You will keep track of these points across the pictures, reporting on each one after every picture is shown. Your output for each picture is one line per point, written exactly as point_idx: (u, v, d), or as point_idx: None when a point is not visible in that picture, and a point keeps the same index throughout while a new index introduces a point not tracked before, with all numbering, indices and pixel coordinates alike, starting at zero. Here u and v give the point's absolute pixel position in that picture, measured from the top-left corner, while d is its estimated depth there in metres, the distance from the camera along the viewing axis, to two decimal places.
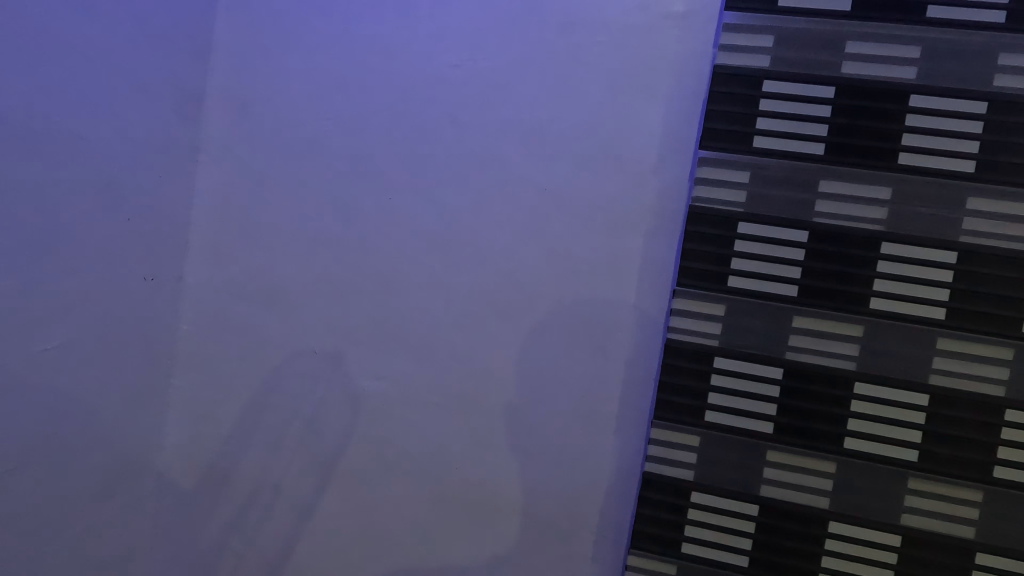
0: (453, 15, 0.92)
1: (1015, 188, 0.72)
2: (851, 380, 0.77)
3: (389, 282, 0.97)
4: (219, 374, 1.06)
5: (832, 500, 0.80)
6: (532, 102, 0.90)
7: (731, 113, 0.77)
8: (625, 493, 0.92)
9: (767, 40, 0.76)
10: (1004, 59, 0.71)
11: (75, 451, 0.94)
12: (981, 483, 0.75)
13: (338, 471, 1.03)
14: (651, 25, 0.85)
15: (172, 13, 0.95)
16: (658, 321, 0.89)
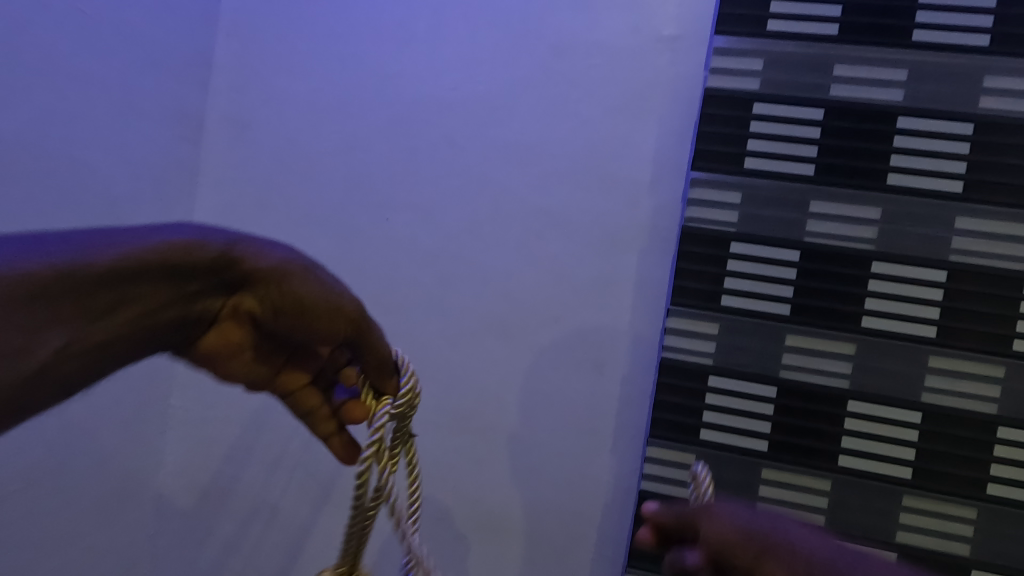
0: (449, 37, 0.93)
1: (1002, 208, 0.73)
2: (844, 399, 0.78)
3: (386, 302, 0.98)
4: (219, 393, 1.07)
5: (827, 518, 0.80)
6: (528, 122, 0.91)
7: (722, 135, 0.79)
8: (623, 512, 0.92)
9: (757, 64, 0.78)
10: (989, 81, 0.73)
11: (76, 473, 0.93)
12: (976, 500, 0.76)
13: (336, 491, 1.03)
14: (643, 49, 0.87)
15: (172, 37, 0.96)
16: (654, 339, 0.89)
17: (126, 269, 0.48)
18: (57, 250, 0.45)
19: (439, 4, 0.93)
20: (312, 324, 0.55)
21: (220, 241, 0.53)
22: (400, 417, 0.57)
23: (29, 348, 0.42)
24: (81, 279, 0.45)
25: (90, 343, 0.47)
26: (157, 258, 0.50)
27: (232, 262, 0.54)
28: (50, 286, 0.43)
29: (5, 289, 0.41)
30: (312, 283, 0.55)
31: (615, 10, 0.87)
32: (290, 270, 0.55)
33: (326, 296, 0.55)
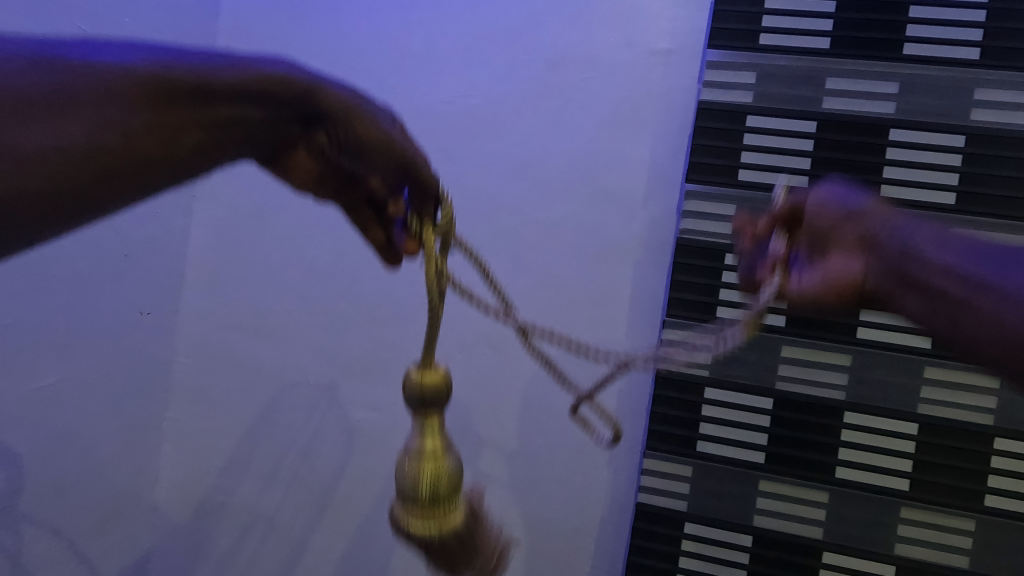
0: (443, 52, 0.94)
1: (993, 219, 0.74)
2: (840, 410, 0.78)
3: (382, 314, 0.97)
4: (214, 406, 1.06)
5: (825, 531, 0.80)
6: (523, 135, 0.92)
7: (716, 148, 0.80)
8: (620, 525, 0.91)
9: (750, 77, 0.79)
10: (979, 94, 0.73)
11: (71, 489, 0.92)
12: (974, 512, 0.75)
13: (331, 505, 1.02)
14: (637, 62, 0.88)
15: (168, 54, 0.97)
16: (649, 351, 0.89)
17: (241, 89, 0.52)
18: (187, 60, 0.49)
19: (434, 19, 0.94)
20: (371, 164, 0.61)
21: (316, 79, 0.57)
22: (443, 232, 0.62)
23: (143, 138, 0.45)
24: (205, 90, 0.49)
25: (199, 141, 0.49)
26: (258, 81, 0.53)
27: (322, 100, 0.57)
28: (167, 91, 0.46)
29: (156, 87, 0.46)
30: (375, 126, 0.60)
31: (608, 24, 0.88)
32: (361, 114, 0.60)
33: (386, 144, 0.60)
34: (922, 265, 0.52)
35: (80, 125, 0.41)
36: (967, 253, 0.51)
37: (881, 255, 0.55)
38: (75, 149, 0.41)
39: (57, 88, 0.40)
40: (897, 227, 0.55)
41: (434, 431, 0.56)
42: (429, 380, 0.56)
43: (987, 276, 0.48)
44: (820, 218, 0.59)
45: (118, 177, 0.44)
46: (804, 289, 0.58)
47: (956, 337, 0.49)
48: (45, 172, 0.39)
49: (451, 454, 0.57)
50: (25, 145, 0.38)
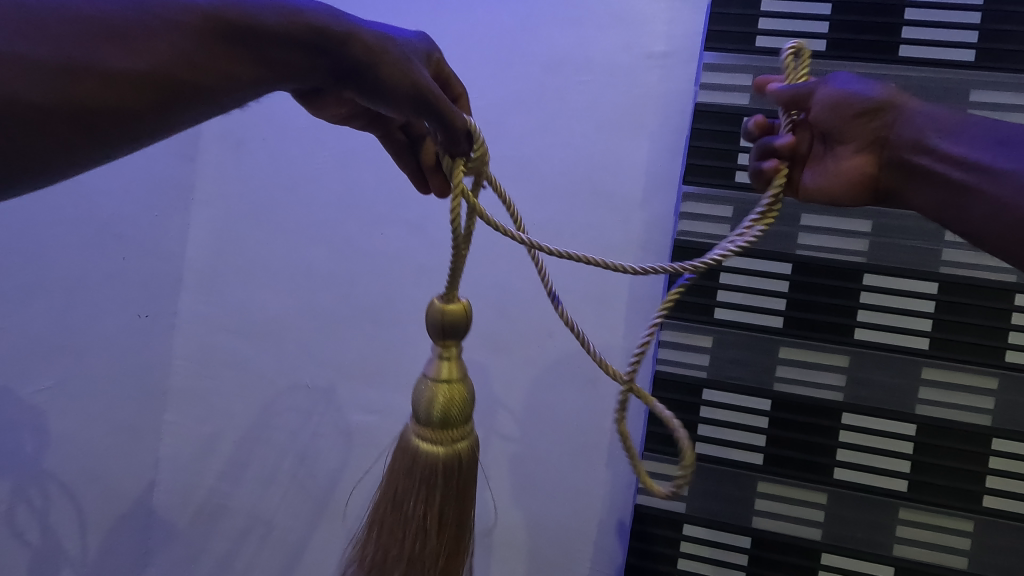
0: (441, 56, 0.95)
1: None
2: (838, 411, 0.78)
3: (380, 317, 0.97)
4: (212, 408, 1.06)
5: (824, 532, 0.80)
6: (521, 138, 0.92)
7: (713, 150, 0.80)
8: (619, 527, 0.91)
9: (746, 79, 0.79)
10: (976, 95, 0.74)
11: (71, 492, 0.92)
12: (973, 513, 0.75)
13: (330, 507, 1.02)
14: (633, 64, 0.88)
15: None
16: (647, 352, 0.89)
17: (290, 32, 0.47)
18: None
19: (433, 23, 0.95)
20: (392, 105, 0.51)
21: (359, 23, 0.50)
22: (477, 168, 0.55)
23: (204, 68, 0.45)
24: (250, 28, 0.46)
25: (252, 77, 0.47)
26: (300, 27, 0.48)
27: (358, 46, 0.49)
28: (223, 26, 0.45)
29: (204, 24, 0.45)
30: (401, 64, 0.50)
31: (605, 27, 0.88)
32: (390, 59, 0.50)
33: (407, 76, 0.50)
34: (931, 157, 0.55)
35: (142, 49, 0.42)
36: (974, 139, 0.54)
37: (891, 151, 0.57)
38: (137, 73, 0.42)
39: (124, 14, 0.42)
40: (905, 118, 0.57)
41: (452, 358, 0.55)
42: (452, 310, 0.54)
43: (1011, 155, 0.51)
44: (834, 102, 0.58)
45: (176, 105, 0.44)
46: (819, 168, 0.60)
47: (967, 226, 0.54)
48: (106, 93, 0.41)
49: (467, 380, 0.56)
50: (94, 67, 0.40)
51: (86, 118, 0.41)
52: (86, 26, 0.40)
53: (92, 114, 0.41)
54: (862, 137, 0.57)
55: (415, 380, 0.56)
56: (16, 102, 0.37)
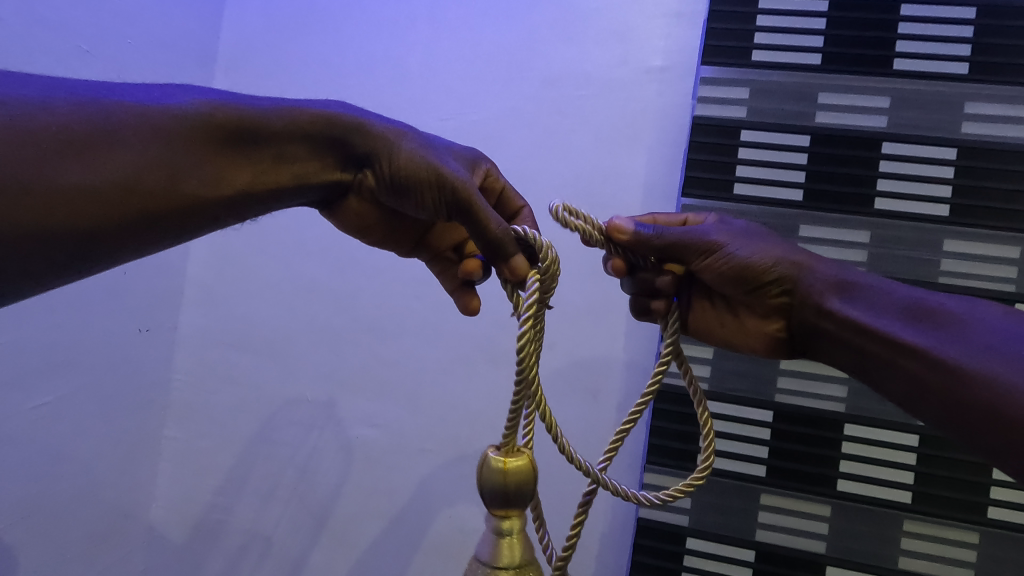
0: (441, 69, 0.96)
1: (989, 232, 0.74)
2: (840, 422, 0.78)
3: (380, 330, 0.97)
4: (211, 424, 1.06)
5: (828, 545, 0.79)
6: (520, 151, 0.93)
7: (710, 161, 0.80)
8: (622, 541, 0.90)
9: (743, 93, 0.80)
10: (971, 107, 0.74)
11: (65, 513, 0.91)
12: (978, 525, 0.75)
13: (329, 523, 1.01)
14: (630, 77, 0.89)
15: (170, 77, 0.99)
16: (648, 365, 0.89)
17: (297, 129, 0.55)
18: (240, 103, 0.53)
19: (433, 38, 0.96)
20: (422, 199, 0.57)
21: (368, 121, 0.58)
22: (546, 284, 0.53)
23: (185, 178, 0.49)
24: (253, 130, 0.53)
25: (252, 178, 0.54)
26: (303, 124, 0.55)
27: (370, 139, 0.57)
28: (219, 130, 0.51)
29: (205, 132, 0.51)
30: (416, 155, 0.56)
31: (603, 42, 0.89)
32: (402, 147, 0.57)
33: (429, 167, 0.56)
34: (838, 322, 0.58)
35: (124, 162, 0.46)
36: (872, 305, 0.57)
37: (796, 313, 0.61)
38: (119, 186, 0.46)
39: (109, 129, 0.46)
40: (807, 282, 0.60)
41: (512, 533, 0.49)
42: (510, 472, 0.49)
43: (917, 333, 0.53)
44: (733, 273, 0.60)
45: (156, 214, 0.48)
46: (718, 321, 0.66)
47: (884, 386, 0.55)
48: (90, 209, 0.44)
49: (531, 562, 0.49)
50: (75, 183, 0.43)
51: (66, 232, 0.44)
52: (67, 141, 0.43)
53: (70, 231, 0.44)
54: (766, 306, 0.62)
55: (468, 564, 0.50)
56: (30, 217, 0.42)
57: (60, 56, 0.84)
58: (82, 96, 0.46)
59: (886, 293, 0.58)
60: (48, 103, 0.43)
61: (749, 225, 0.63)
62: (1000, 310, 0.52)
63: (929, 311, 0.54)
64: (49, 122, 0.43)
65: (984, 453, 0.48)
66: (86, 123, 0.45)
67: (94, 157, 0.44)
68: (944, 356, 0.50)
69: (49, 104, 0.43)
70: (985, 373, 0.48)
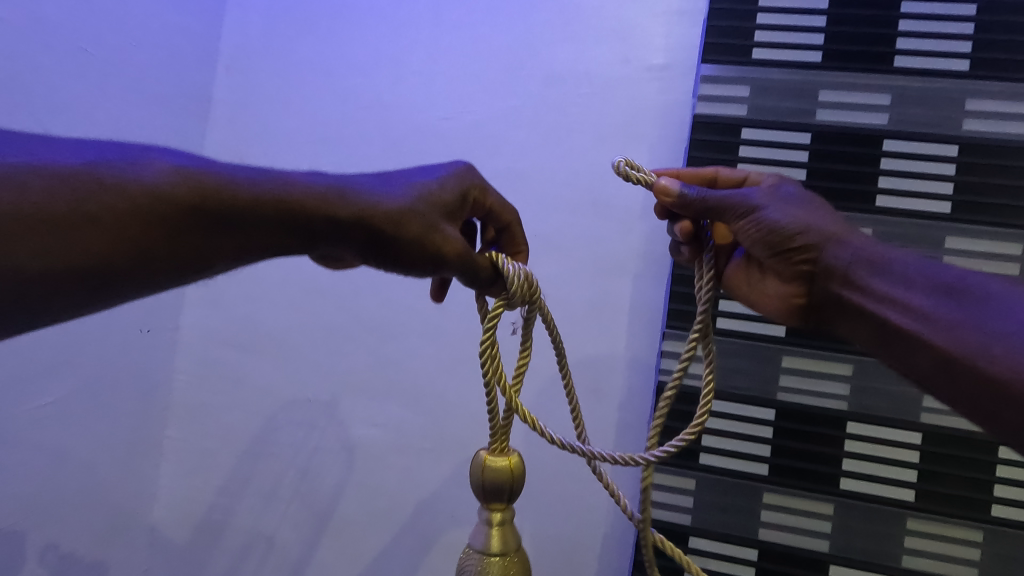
0: (442, 68, 0.96)
1: (992, 228, 0.73)
2: (843, 420, 0.78)
3: (382, 330, 0.98)
4: (212, 424, 1.06)
5: (831, 543, 0.79)
6: (521, 150, 0.93)
7: (711, 159, 0.80)
8: (625, 540, 0.90)
9: (744, 91, 0.80)
10: (972, 104, 0.74)
11: (67, 513, 0.91)
12: (982, 522, 0.74)
13: (331, 523, 1.01)
14: (631, 76, 0.89)
15: (170, 77, 0.99)
16: (650, 363, 0.88)
17: (284, 204, 0.52)
18: (229, 177, 0.51)
19: (433, 37, 0.96)
20: (417, 271, 0.57)
21: (360, 190, 0.55)
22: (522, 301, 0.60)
23: (154, 258, 0.48)
24: (240, 212, 0.51)
25: (231, 256, 0.52)
26: (297, 205, 0.53)
27: (374, 225, 0.55)
28: (205, 208, 0.49)
29: (189, 210, 0.49)
30: (417, 241, 0.56)
31: (604, 41, 0.89)
32: (405, 233, 0.55)
33: (427, 252, 0.56)
34: (865, 295, 0.57)
35: (89, 241, 0.45)
36: (906, 279, 0.56)
37: (823, 282, 0.60)
38: (81, 265, 0.45)
39: (77, 205, 0.44)
40: (836, 250, 0.59)
41: (501, 525, 0.53)
42: (495, 468, 0.53)
43: (946, 308, 0.53)
44: (763, 235, 0.60)
45: (116, 290, 0.48)
46: (748, 277, 0.67)
47: (904, 358, 0.55)
48: (47, 287, 0.44)
49: (517, 549, 0.54)
50: (33, 265, 0.43)
51: (21, 305, 0.44)
52: (33, 221, 0.43)
53: (25, 304, 0.44)
54: (790, 272, 0.61)
55: (462, 554, 0.54)
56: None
57: (62, 59, 0.85)
58: (51, 169, 0.44)
59: (925, 267, 0.56)
60: (28, 175, 0.43)
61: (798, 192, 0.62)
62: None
63: (965, 288, 0.53)
64: (13, 201, 0.42)
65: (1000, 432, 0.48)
66: (52, 200, 0.44)
67: (65, 234, 0.44)
68: (972, 332, 0.50)
69: (15, 178, 0.43)
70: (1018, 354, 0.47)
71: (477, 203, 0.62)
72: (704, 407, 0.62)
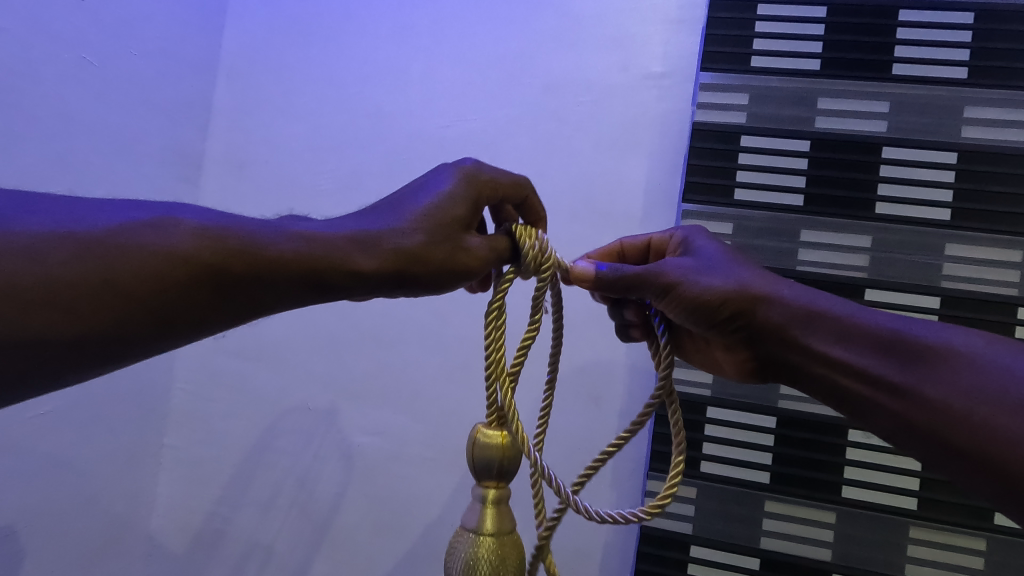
0: (443, 76, 0.96)
1: (991, 236, 0.73)
2: (844, 428, 0.77)
3: (382, 338, 0.97)
4: (211, 432, 1.05)
5: (832, 552, 0.78)
6: (520, 158, 0.93)
7: (710, 166, 0.80)
8: (625, 549, 0.90)
9: (743, 98, 0.80)
10: (971, 111, 0.74)
11: (65, 522, 0.91)
12: (984, 531, 0.74)
13: (330, 532, 1.00)
14: (631, 84, 0.89)
15: (172, 86, 0.99)
16: (651, 370, 0.88)
17: (305, 256, 0.51)
18: (248, 232, 0.50)
19: (433, 46, 0.96)
20: (440, 292, 0.57)
21: (379, 229, 0.54)
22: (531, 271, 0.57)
23: (172, 321, 0.47)
24: (260, 270, 0.49)
25: (251, 311, 0.51)
26: (317, 257, 0.52)
27: (397, 263, 0.54)
28: (223, 268, 0.48)
29: (210, 271, 0.47)
30: (441, 271, 0.55)
31: (603, 49, 0.90)
32: (428, 267, 0.54)
33: (448, 278, 0.56)
34: (809, 357, 0.53)
35: (110, 308, 0.44)
36: (847, 337, 0.52)
37: (762, 347, 0.57)
38: (103, 332, 0.44)
39: (101, 272, 0.43)
40: (769, 313, 0.55)
41: (495, 503, 0.53)
42: (487, 444, 0.53)
43: (892, 372, 0.48)
44: (692, 308, 0.57)
45: (134, 354, 0.46)
46: (692, 344, 0.68)
47: (870, 422, 0.51)
48: (69, 357, 0.43)
49: (511, 531, 0.53)
50: (56, 337, 0.42)
51: (43, 373, 0.43)
52: (46, 292, 0.42)
53: (45, 370, 0.43)
54: (731, 338, 0.58)
55: (455, 533, 0.53)
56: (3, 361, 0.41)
57: (65, 69, 0.85)
58: (74, 235, 0.44)
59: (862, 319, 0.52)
60: (46, 245, 0.42)
61: (719, 254, 0.60)
62: (981, 344, 0.46)
63: (906, 344, 0.48)
64: (29, 274, 0.41)
65: (999, 505, 0.43)
66: (74, 269, 0.43)
67: (80, 303, 0.43)
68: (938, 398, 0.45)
69: (37, 251, 0.42)
70: (988, 422, 0.43)
71: (490, 196, 0.61)
72: (679, 443, 0.59)
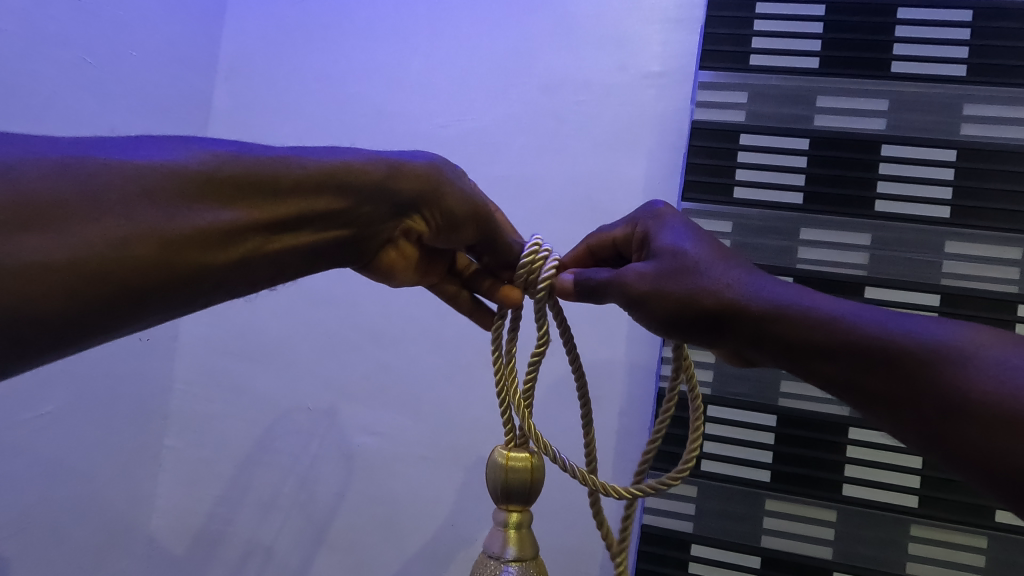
0: (443, 75, 0.96)
1: (991, 233, 0.73)
2: (844, 427, 0.77)
3: (382, 338, 0.98)
4: (211, 433, 1.05)
5: (834, 551, 0.78)
6: (520, 157, 0.93)
7: (709, 165, 0.80)
8: None
9: (741, 97, 0.80)
10: (969, 109, 0.74)
11: (65, 523, 0.91)
12: (986, 529, 0.74)
13: (330, 533, 1.00)
14: (630, 83, 0.89)
15: (172, 87, 1.00)
16: (651, 369, 0.88)
17: (305, 184, 0.52)
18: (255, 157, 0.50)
19: (432, 45, 0.96)
20: (465, 224, 0.60)
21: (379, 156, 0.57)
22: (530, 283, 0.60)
23: (184, 242, 0.44)
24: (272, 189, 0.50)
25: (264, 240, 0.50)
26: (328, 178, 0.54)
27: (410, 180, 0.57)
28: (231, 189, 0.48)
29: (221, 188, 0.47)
30: (457, 191, 0.59)
31: (602, 48, 0.90)
32: (443, 184, 0.58)
33: (468, 199, 0.59)
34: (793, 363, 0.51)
35: (122, 228, 0.41)
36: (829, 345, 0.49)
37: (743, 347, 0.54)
38: (111, 250, 0.40)
39: (103, 186, 0.41)
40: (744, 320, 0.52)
41: (518, 526, 0.53)
42: (504, 467, 0.53)
43: (883, 384, 0.46)
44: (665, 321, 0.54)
45: (149, 286, 0.43)
46: None
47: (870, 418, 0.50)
48: (82, 282, 0.39)
49: (535, 556, 0.53)
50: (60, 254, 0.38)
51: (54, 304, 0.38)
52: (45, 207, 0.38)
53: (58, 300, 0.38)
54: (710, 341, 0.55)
55: (479, 560, 0.53)
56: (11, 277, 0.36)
57: (65, 71, 0.84)
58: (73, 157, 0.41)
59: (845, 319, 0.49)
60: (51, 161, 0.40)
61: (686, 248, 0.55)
62: (976, 344, 0.44)
63: (894, 353, 0.46)
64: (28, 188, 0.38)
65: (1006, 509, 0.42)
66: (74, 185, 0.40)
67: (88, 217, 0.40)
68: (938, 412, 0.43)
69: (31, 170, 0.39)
70: (990, 440, 0.41)
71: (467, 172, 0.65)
72: (695, 438, 0.57)
